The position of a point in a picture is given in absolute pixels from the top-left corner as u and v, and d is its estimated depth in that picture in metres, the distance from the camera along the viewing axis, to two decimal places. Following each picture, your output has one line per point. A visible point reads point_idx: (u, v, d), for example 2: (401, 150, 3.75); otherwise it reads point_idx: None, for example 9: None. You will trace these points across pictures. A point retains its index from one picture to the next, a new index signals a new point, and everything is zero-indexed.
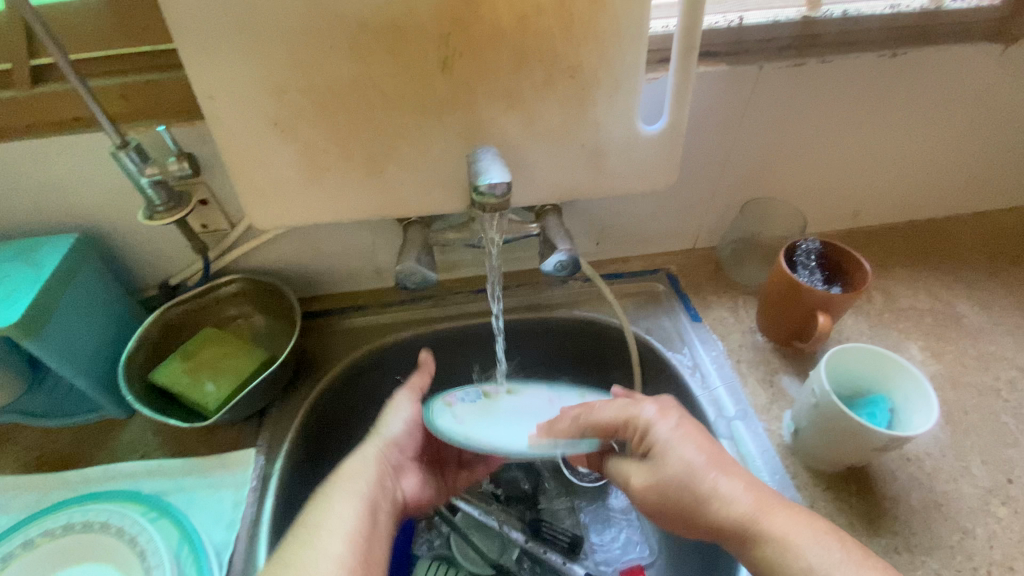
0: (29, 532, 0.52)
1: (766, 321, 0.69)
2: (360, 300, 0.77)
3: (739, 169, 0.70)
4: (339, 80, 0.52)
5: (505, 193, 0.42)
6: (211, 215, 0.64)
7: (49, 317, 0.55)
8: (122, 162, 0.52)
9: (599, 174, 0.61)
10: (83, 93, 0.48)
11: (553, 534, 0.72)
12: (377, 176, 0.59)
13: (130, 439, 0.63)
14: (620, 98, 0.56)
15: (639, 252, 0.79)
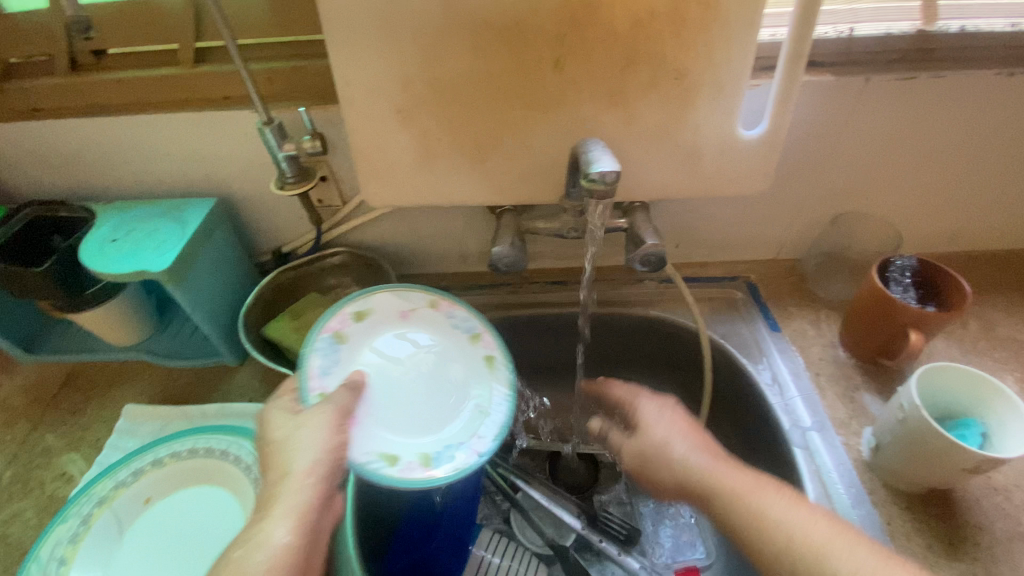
0: (158, 452, 0.59)
1: (850, 335, 0.68)
2: (445, 282, 0.82)
3: (833, 181, 0.70)
4: (460, 73, 0.56)
5: (614, 181, 0.45)
6: (328, 191, 0.70)
7: (189, 268, 0.63)
8: (265, 136, 0.58)
9: (691, 176, 0.62)
10: (244, 75, 0.55)
11: (611, 525, 0.73)
12: (482, 164, 0.63)
13: (241, 384, 0.71)
14: (723, 102, 0.57)
15: (720, 258, 0.79)
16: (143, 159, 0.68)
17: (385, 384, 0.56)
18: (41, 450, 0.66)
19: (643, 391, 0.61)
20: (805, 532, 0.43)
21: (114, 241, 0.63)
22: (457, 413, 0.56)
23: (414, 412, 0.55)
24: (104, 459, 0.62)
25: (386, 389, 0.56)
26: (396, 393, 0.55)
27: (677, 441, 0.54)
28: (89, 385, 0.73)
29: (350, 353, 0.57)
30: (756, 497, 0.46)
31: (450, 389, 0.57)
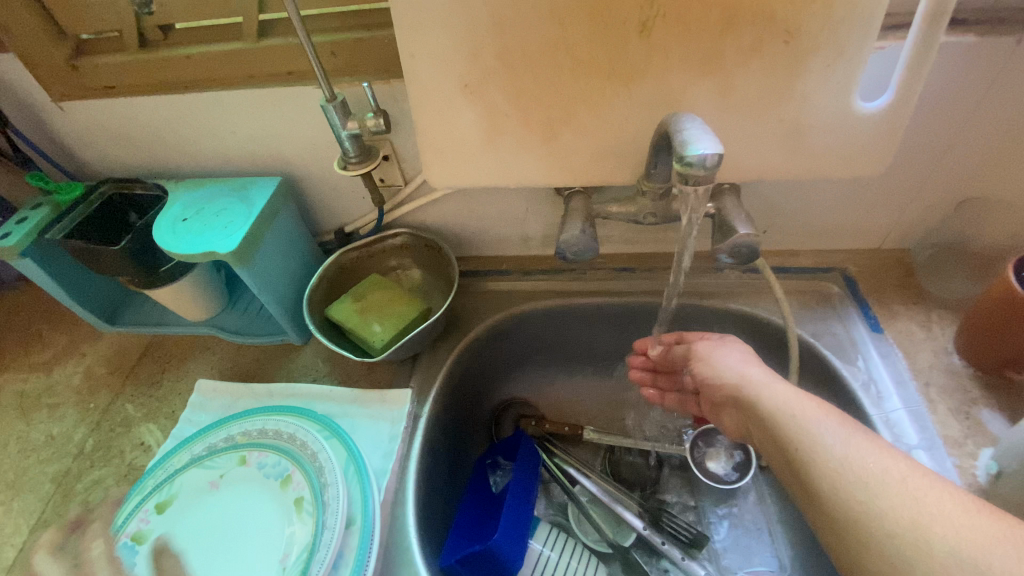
0: (230, 429, 0.58)
1: (970, 343, 0.59)
2: (506, 266, 0.79)
3: (962, 162, 0.60)
4: (534, 43, 0.51)
5: (714, 166, 0.39)
6: (390, 170, 0.68)
7: (255, 250, 0.62)
8: (329, 114, 0.56)
9: (790, 156, 0.55)
10: (308, 49, 0.52)
11: (675, 528, 0.69)
12: (552, 142, 0.58)
13: (304, 363, 0.71)
14: (840, 69, 0.49)
15: (813, 246, 0.71)
16: (210, 137, 0.68)
17: (173, 549, 0.51)
18: (122, 418, 0.69)
19: (726, 340, 0.59)
20: (840, 445, 0.42)
21: (184, 220, 0.63)
22: (242, 536, 0.52)
23: (230, 554, 0.51)
24: (179, 432, 0.64)
25: (192, 493, 0.54)
26: (248, 532, 0.52)
27: (743, 371, 0.53)
28: (165, 357, 0.75)
29: (176, 493, 0.54)
30: (802, 413, 0.46)
31: (284, 508, 0.52)
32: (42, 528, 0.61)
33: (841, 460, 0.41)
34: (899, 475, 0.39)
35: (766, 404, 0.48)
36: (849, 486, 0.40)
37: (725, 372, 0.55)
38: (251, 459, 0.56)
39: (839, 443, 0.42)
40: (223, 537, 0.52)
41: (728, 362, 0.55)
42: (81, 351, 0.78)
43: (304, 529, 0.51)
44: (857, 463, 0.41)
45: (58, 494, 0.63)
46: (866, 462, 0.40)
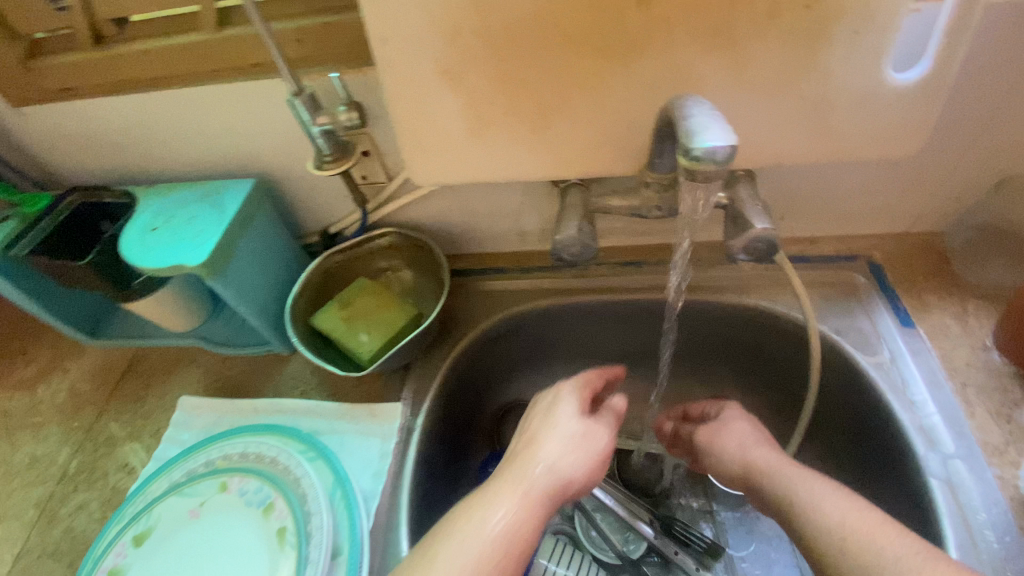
0: (210, 453, 0.55)
1: (1014, 338, 0.53)
2: (503, 263, 0.74)
3: (1007, 136, 0.53)
4: (518, 20, 0.45)
5: (727, 159, 0.33)
6: (371, 166, 0.63)
7: (228, 259, 0.58)
8: (297, 110, 0.51)
9: (811, 137, 0.49)
10: (266, 38, 0.47)
11: (689, 537, 0.65)
12: (544, 132, 0.52)
13: (291, 375, 0.68)
14: (870, 36, 0.43)
15: (835, 232, 0.65)
16: (178, 138, 0.63)
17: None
18: (106, 437, 0.66)
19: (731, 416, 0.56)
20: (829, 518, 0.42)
21: (153, 230, 0.59)
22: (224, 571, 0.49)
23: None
24: (162, 453, 0.61)
25: (172, 523, 0.51)
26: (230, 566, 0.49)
27: (748, 455, 0.51)
28: (149, 372, 0.72)
29: (155, 522, 0.52)
30: (801, 488, 0.45)
31: (267, 541, 0.49)
32: (25, 558, 0.58)
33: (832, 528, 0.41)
34: (893, 546, 0.38)
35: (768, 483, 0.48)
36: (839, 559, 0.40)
37: (728, 456, 0.53)
38: (232, 486, 0.53)
39: (838, 516, 0.41)
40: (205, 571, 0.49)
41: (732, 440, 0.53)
42: (64, 367, 0.75)
43: (288, 562, 0.48)
44: (853, 538, 0.39)
45: (41, 521, 0.61)
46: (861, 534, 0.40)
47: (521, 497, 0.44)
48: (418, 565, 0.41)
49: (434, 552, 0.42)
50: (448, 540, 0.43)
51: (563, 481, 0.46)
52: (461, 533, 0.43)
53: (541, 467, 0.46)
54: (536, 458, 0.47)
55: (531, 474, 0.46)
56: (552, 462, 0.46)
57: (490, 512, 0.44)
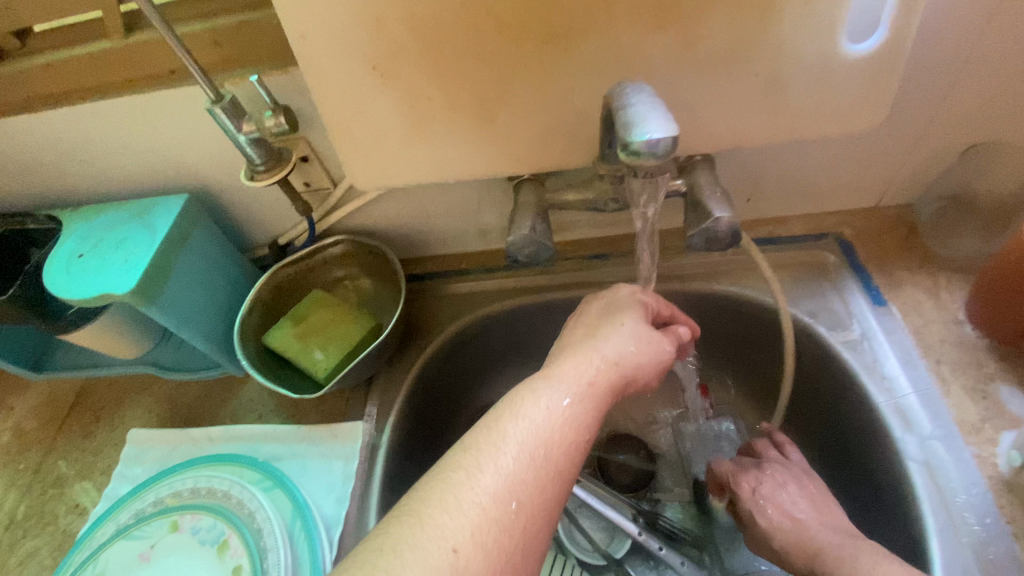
0: (159, 491, 0.52)
1: (987, 311, 0.52)
2: (465, 264, 0.71)
3: (971, 102, 0.51)
4: (446, 7, 0.42)
5: (669, 151, 0.31)
6: (313, 172, 0.59)
7: (163, 281, 0.54)
8: (219, 119, 0.47)
9: (769, 117, 0.46)
10: (173, 43, 0.42)
11: (673, 531, 0.63)
12: (488, 126, 0.49)
13: (248, 398, 0.64)
14: (822, 5, 0.40)
15: (802, 211, 0.63)
16: (101, 155, 0.59)
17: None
18: (55, 478, 0.63)
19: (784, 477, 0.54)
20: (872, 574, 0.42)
21: (80, 256, 0.55)
22: None
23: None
24: (112, 491, 0.57)
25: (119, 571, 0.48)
26: None
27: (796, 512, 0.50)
28: (98, 405, 0.68)
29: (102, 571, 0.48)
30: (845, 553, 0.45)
31: None
32: None
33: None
34: None
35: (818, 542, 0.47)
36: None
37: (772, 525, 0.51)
38: (184, 525, 0.50)
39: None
40: None
41: (785, 506, 0.51)
42: (8, 405, 0.71)
43: None
44: None
45: None
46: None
47: (583, 388, 0.43)
48: (482, 444, 0.39)
49: (503, 430, 0.40)
50: (512, 417, 0.40)
51: (622, 375, 0.46)
52: (526, 411, 0.41)
53: (596, 357, 0.45)
54: (594, 351, 0.46)
55: (592, 363, 0.45)
56: (611, 356, 0.46)
57: (551, 392, 0.42)
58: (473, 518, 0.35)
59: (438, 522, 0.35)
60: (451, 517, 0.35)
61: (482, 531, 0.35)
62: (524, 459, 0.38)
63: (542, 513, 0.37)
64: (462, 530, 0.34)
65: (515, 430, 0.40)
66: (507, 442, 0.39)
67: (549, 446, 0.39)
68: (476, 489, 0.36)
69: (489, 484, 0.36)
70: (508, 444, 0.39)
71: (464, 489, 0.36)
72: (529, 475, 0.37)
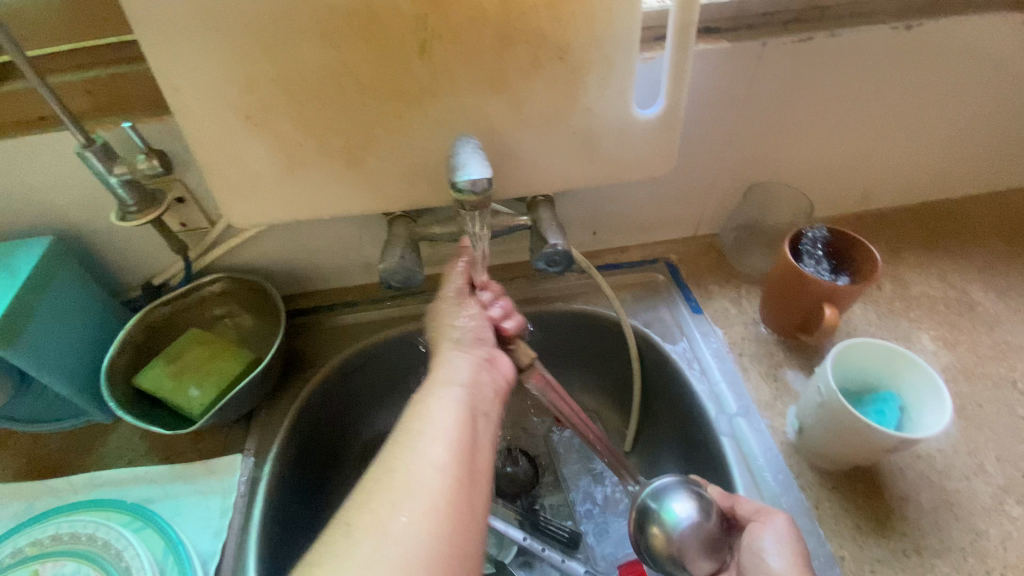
0: (17, 541, 0.51)
1: (771, 312, 0.65)
2: (350, 297, 0.75)
3: (743, 153, 0.67)
4: (311, 69, 0.48)
5: (486, 190, 0.39)
6: (189, 213, 0.61)
7: (24, 323, 0.53)
8: (89, 161, 0.49)
9: (590, 163, 0.57)
10: (42, 91, 0.45)
11: (553, 530, 0.70)
12: (358, 169, 0.56)
13: (119, 443, 0.62)
14: (614, 81, 0.52)
15: (638, 241, 0.76)
16: None
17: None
18: None
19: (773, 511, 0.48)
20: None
21: None
22: None
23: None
24: None
25: None
26: None
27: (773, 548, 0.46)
28: None
29: None
30: None
31: None
32: None
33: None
34: None
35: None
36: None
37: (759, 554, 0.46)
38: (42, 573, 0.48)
39: None
40: None
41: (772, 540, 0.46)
42: None
43: None
44: None
45: None
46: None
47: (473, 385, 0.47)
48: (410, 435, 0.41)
49: (417, 428, 0.42)
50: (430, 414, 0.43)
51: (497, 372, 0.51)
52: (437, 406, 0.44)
53: (474, 359, 0.50)
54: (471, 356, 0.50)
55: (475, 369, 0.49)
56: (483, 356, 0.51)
57: (453, 392, 0.45)
58: (417, 484, 0.38)
59: (386, 492, 0.37)
60: (397, 487, 0.37)
61: (428, 501, 0.37)
62: (450, 438, 0.41)
63: (470, 487, 0.39)
64: (409, 493, 0.37)
65: (434, 422, 0.42)
66: (423, 436, 0.41)
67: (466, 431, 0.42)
68: (407, 475, 0.38)
69: (419, 468, 0.38)
70: (424, 437, 0.41)
71: (400, 475, 0.38)
72: (455, 450, 0.40)
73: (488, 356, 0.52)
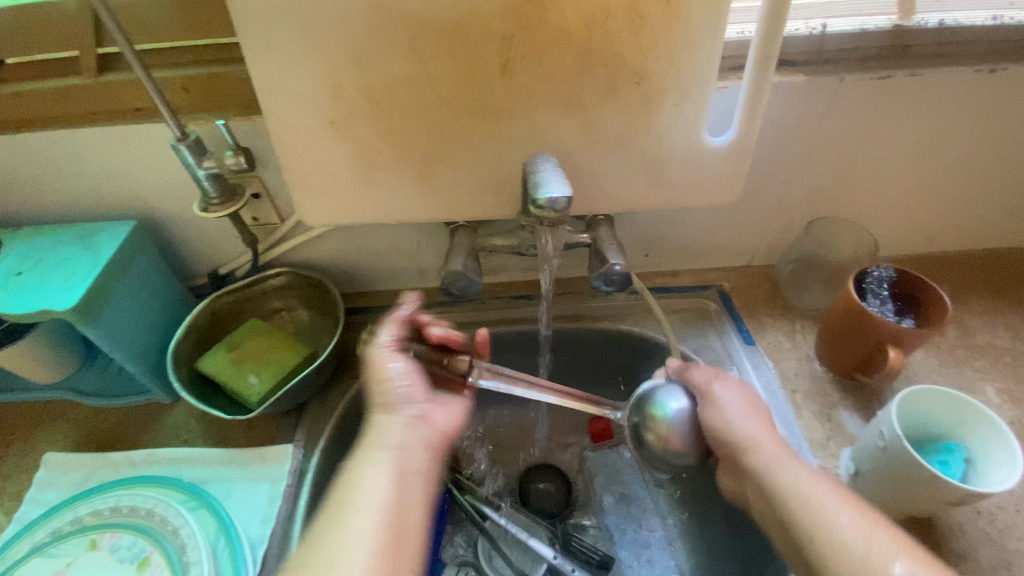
0: (80, 510, 0.53)
1: (827, 350, 0.64)
2: (400, 300, 0.76)
3: (809, 186, 0.66)
4: (397, 80, 0.51)
5: (566, 208, 0.40)
6: (263, 208, 0.64)
7: (104, 302, 0.56)
8: (181, 154, 0.52)
9: (656, 186, 0.58)
10: (148, 87, 0.49)
11: (585, 551, 0.69)
12: (429, 178, 0.57)
13: (174, 423, 0.64)
14: (689, 107, 0.53)
15: (692, 266, 0.76)
16: (47, 178, 0.61)
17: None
18: None
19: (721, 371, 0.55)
20: (844, 526, 0.43)
21: (19, 274, 0.57)
22: None
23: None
24: (23, 516, 0.57)
25: None
26: None
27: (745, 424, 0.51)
28: (11, 430, 0.67)
29: None
30: (772, 460, 0.49)
31: None
32: None
33: (838, 537, 0.43)
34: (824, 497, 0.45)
35: (779, 474, 0.48)
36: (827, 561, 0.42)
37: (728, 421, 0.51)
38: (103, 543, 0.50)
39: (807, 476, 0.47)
40: None
41: (734, 408, 0.52)
42: None
43: None
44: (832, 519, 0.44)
45: None
46: (875, 553, 0.41)
47: (430, 457, 0.49)
48: (345, 507, 0.43)
49: (349, 503, 0.43)
50: (354, 489, 0.45)
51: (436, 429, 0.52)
52: (360, 479, 0.45)
53: (429, 422, 0.52)
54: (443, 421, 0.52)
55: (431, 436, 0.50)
56: (427, 411, 0.52)
57: (388, 457, 0.47)
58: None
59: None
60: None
61: None
62: (379, 519, 0.43)
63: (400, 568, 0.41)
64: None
65: (359, 500, 0.43)
66: (356, 514, 0.43)
67: (396, 509, 0.44)
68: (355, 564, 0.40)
69: (358, 553, 0.40)
70: (356, 515, 0.43)
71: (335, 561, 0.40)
72: (383, 534, 0.42)
73: (422, 413, 0.52)
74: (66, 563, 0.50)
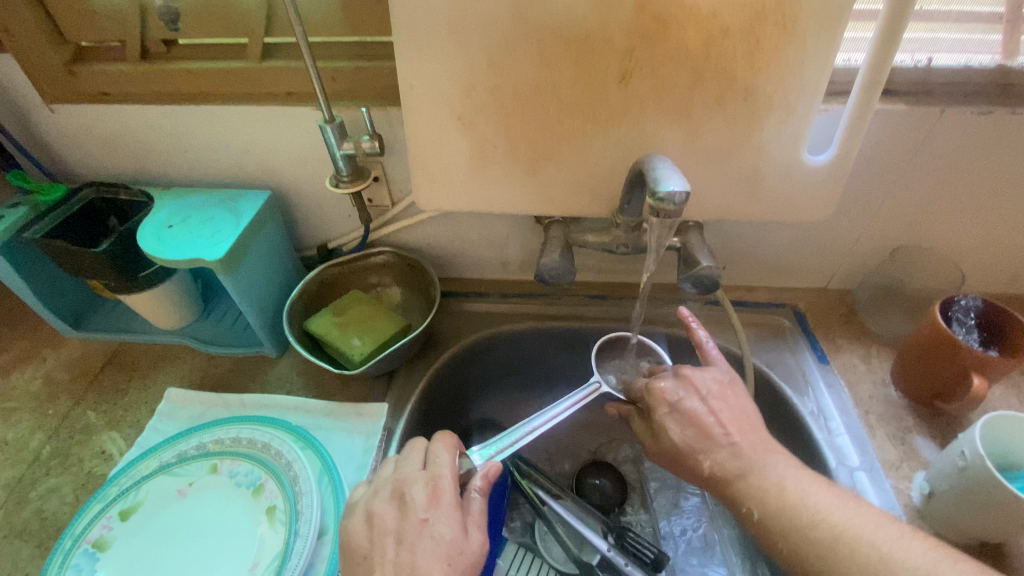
0: (202, 437, 0.59)
1: (904, 375, 0.65)
2: (483, 288, 0.82)
3: (895, 213, 0.68)
4: (523, 83, 0.56)
5: (683, 202, 0.44)
6: (379, 191, 0.72)
7: (240, 257, 0.64)
8: (326, 134, 0.58)
9: (750, 198, 0.61)
10: (313, 74, 0.54)
11: (638, 547, 0.67)
12: (535, 174, 0.62)
13: (279, 375, 0.71)
14: (791, 125, 0.56)
15: (767, 283, 0.78)
16: (199, 148, 0.69)
17: (134, 559, 0.51)
18: (83, 426, 0.67)
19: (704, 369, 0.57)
20: (847, 526, 0.44)
21: (170, 227, 0.64)
22: (217, 563, 0.51)
23: (200, 559, 0.51)
24: (144, 440, 0.63)
25: (164, 507, 0.54)
26: (220, 557, 0.51)
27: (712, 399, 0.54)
28: (132, 364, 0.74)
29: (147, 509, 0.54)
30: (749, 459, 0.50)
31: (267, 526, 0.53)
32: None
33: (839, 536, 0.43)
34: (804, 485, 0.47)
35: (753, 471, 0.49)
36: (826, 549, 0.43)
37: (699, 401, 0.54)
38: (225, 468, 0.57)
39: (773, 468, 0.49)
40: (192, 555, 0.52)
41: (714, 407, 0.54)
42: (42, 356, 0.75)
43: (276, 536, 0.52)
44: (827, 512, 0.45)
45: (9, 503, 0.60)
46: (880, 536, 0.43)
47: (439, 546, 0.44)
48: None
49: None
50: None
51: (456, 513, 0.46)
52: None
53: (433, 513, 0.46)
54: (416, 506, 0.46)
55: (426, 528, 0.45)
56: (425, 508, 0.46)
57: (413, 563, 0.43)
58: None
59: None
60: None
61: None
62: None
63: None
64: None
65: None
66: None
67: None
68: None
69: None
70: None
71: None
72: None
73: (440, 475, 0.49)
74: (191, 482, 0.56)
